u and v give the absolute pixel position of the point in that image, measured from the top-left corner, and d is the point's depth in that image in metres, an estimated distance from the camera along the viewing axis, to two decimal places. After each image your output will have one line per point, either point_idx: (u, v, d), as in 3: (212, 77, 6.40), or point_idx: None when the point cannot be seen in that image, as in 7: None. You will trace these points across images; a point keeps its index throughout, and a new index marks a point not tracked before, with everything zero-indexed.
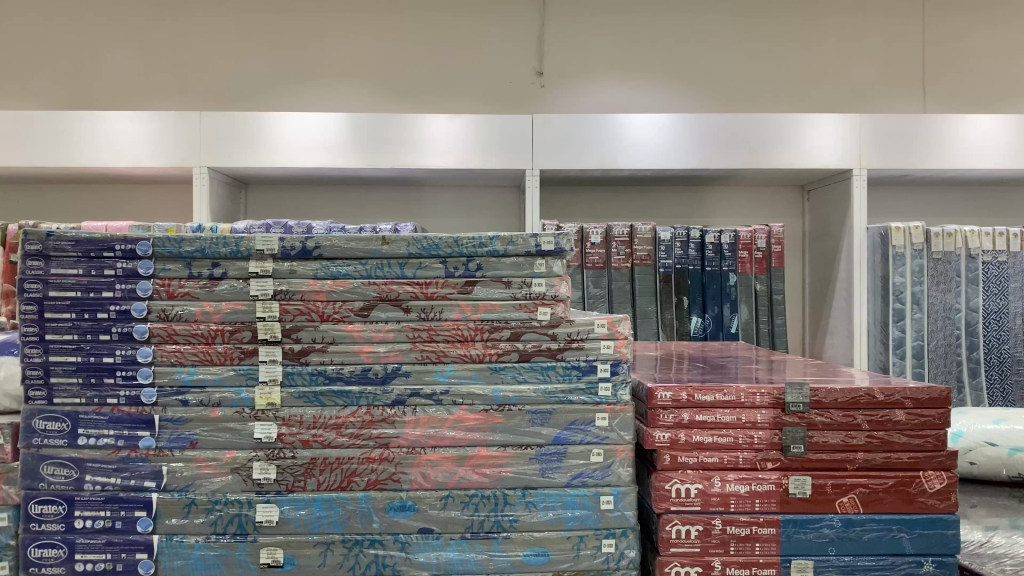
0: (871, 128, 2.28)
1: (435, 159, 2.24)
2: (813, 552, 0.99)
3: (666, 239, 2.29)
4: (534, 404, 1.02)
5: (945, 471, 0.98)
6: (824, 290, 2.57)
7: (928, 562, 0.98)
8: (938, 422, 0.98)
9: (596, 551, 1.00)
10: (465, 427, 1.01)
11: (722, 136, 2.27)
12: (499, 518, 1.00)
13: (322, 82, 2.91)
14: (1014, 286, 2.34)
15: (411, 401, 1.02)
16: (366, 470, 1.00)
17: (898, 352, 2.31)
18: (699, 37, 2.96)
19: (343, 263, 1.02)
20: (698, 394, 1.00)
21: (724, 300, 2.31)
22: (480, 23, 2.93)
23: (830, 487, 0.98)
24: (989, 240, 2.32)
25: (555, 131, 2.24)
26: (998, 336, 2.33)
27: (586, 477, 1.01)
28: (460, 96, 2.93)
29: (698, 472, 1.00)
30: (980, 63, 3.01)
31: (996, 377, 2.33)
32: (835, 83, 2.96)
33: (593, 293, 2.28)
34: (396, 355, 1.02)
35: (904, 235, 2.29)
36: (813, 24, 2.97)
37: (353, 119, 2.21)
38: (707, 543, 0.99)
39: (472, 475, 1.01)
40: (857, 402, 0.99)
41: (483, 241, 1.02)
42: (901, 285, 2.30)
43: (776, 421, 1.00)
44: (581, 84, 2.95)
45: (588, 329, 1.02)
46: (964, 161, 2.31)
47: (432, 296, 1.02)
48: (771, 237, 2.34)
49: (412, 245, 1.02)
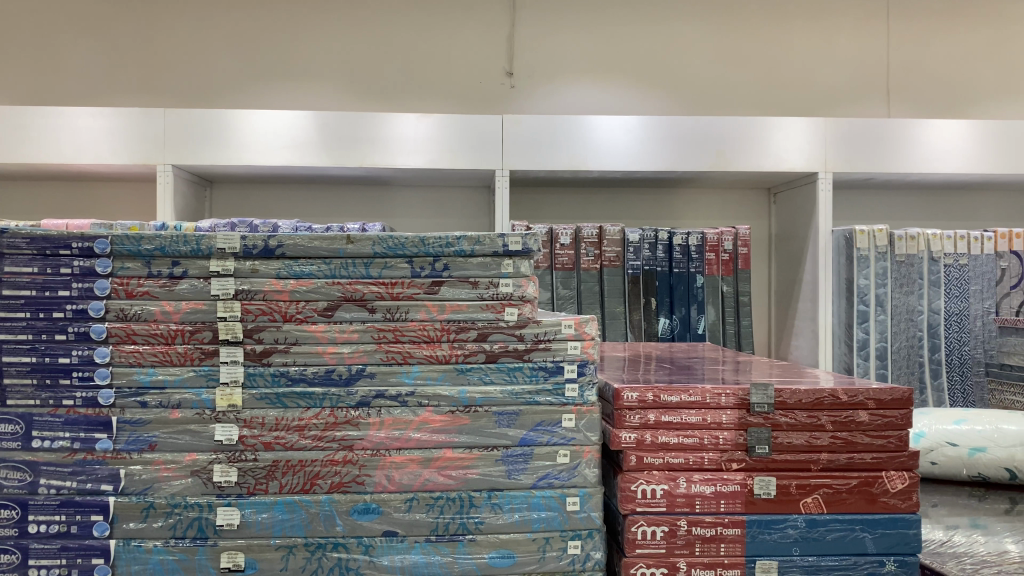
0: (836, 132, 2.31)
1: (406, 159, 2.23)
2: (777, 552, 0.99)
3: (634, 240, 2.30)
4: (500, 405, 1.01)
5: (907, 471, 1.00)
6: (790, 291, 2.60)
7: (890, 562, 0.99)
8: (901, 423, 0.99)
9: (562, 553, 1.00)
10: (431, 429, 1.00)
11: (689, 139, 2.29)
12: (464, 521, 0.99)
13: (290, 81, 2.87)
14: (973, 288, 2.38)
15: (375, 403, 1.01)
16: (330, 472, 0.99)
17: (862, 354, 2.33)
18: (669, 41, 2.97)
19: (306, 262, 1.00)
20: (664, 395, 1.00)
21: (691, 301, 2.32)
22: (450, 24, 2.92)
23: (795, 487, 0.99)
24: (950, 243, 2.36)
25: (525, 132, 2.24)
26: (959, 338, 2.36)
27: (552, 478, 1.01)
28: (429, 96, 2.91)
29: (664, 472, 1.00)
30: (944, 68, 3.06)
31: (957, 378, 2.36)
32: (801, 86, 3.00)
33: (562, 293, 2.28)
34: (361, 356, 1.00)
35: (868, 238, 2.33)
36: (780, 29, 3.00)
37: (321, 117, 2.19)
38: (673, 544, 0.99)
39: (437, 477, 1.00)
40: (821, 403, 0.99)
41: (450, 241, 1.00)
42: (865, 286, 2.33)
43: (741, 421, 1.00)
44: (550, 85, 2.95)
45: (555, 330, 1.01)
46: (927, 165, 2.34)
47: (398, 296, 1.01)
48: (737, 238, 2.35)
49: (377, 244, 1.00)
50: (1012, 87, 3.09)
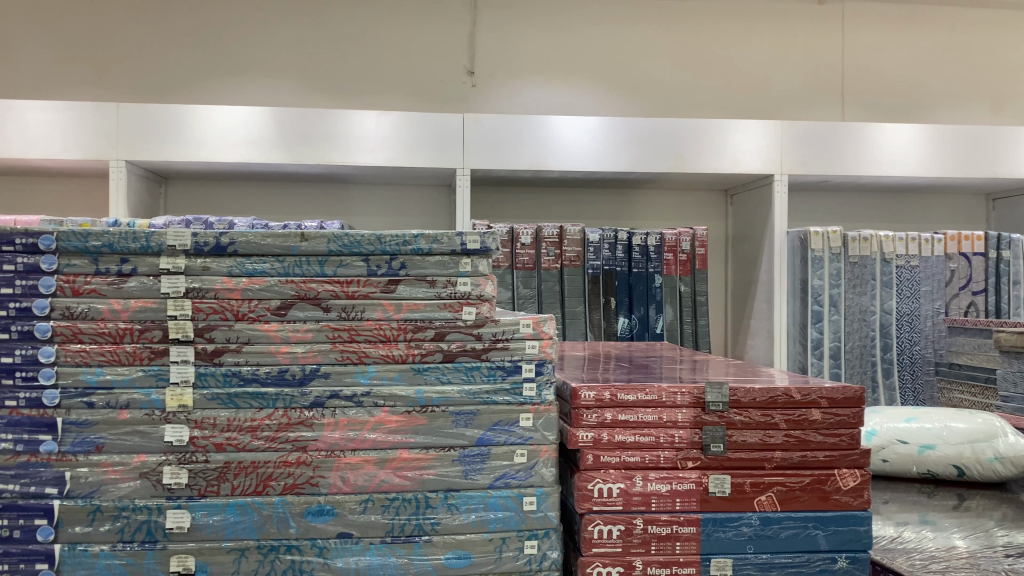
0: (792, 136, 2.34)
1: (365, 157, 2.20)
2: (731, 550, 1.00)
3: (594, 240, 2.30)
4: (457, 405, 1.00)
5: (859, 469, 1.01)
6: (746, 291, 2.63)
7: (842, 558, 1.00)
8: (853, 421, 1.01)
9: (519, 553, 0.99)
10: (386, 430, 0.99)
11: (649, 139, 2.30)
12: (420, 522, 0.98)
13: (248, 76, 2.83)
14: (924, 289, 2.43)
15: (330, 403, 0.99)
16: (283, 474, 0.97)
17: (817, 353, 2.37)
18: (629, 43, 2.99)
19: (260, 260, 0.99)
20: (621, 394, 1.00)
21: (649, 301, 2.33)
22: (411, 22, 2.90)
23: (749, 486, 1.00)
24: (902, 244, 2.41)
25: (486, 131, 2.23)
26: (910, 337, 2.41)
27: (510, 478, 1.00)
28: (389, 94, 2.89)
29: (620, 471, 1.00)
30: (897, 73, 3.12)
31: (908, 377, 2.41)
32: (759, 89, 3.04)
33: (522, 293, 2.28)
34: (315, 356, 0.99)
35: (822, 239, 2.36)
36: (738, 32, 3.03)
37: (278, 113, 2.16)
38: (629, 543, 0.99)
39: (393, 478, 0.98)
40: (774, 402, 1.00)
41: (407, 239, 0.99)
42: (819, 287, 2.37)
43: (697, 420, 1.00)
44: (512, 85, 2.94)
45: (513, 329, 1.00)
46: (881, 168, 2.38)
47: (354, 295, 0.99)
48: (695, 239, 2.37)
49: (332, 242, 0.99)
50: (962, 92, 3.16)
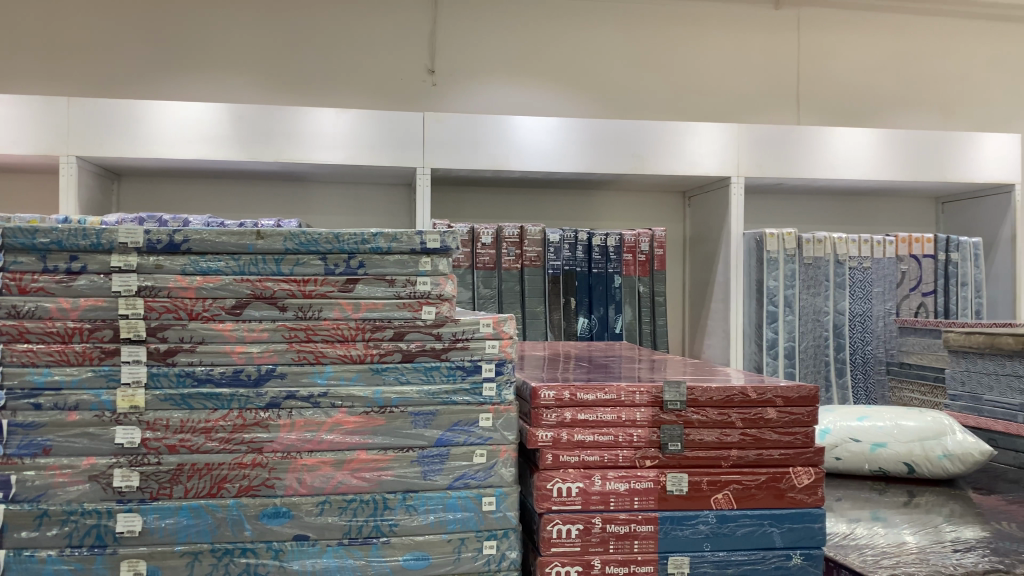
0: (749, 139, 2.37)
1: (323, 155, 2.18)
2: (688, 548, 1.00)
3: (555, 240, 2.31)
4: (416, 405, 0.99)
5: (813, 467, 1.03)
6: (703, 293, 2.66)
7: (796, 555, 1.02)
8: (807, 419, 1.02)
9: (478, 553, 0.98)
10: (344, 430, 0.97)
11: (609, 140, 2.31)
12: (378, 523, 0.97)
13: (204, 71, 2.78)
14: (876, 290, 2.48)
15: (286, 404, 0.97)
16: (237, 476, 0.95)
17: (772, 353, 2.40)
18: (589, 44, 3.00)
19: (214, 258, 0.97)
20: (580, 394, 1.01)
21: (609, 301, 2.35)
22: (370, 20, 2.88)
23: (706, 484, 1.01)
24: (855, 247, 2.46)
25: (447, 130, 2.23)
26: (862, 337, 2.46)
27: (469, 478, 0.99)
28: (349, 92, 2.86)
29: (579, 470, 1.00)
30: (850, 78, 3.18)
31: (860, 377, 2.46)
32: (717, 92, 3.08)
33: (483, 293, 2.28)
34: (271, 356, 0.97)
35: (778, 240, 2.40)
36: (697, 36, 3.07)
37: (236, 110, 2.13)
38: (588, 542, 0.99)
39: (351, 480, 0.97)
40: (731, 401, 1.02)
41: (366, 237, 0.98)
42: (775, 288, 2.40)
43: (655, 419, 1.01)
44: (472, 84, 2.94)
45: (473, 329, 0.99)
46: (835, 172, 2.43)
47: (311, 294, 0.98)
48: (654, 240, 2.39)
49: (289, 240, 0.97)
50: (912, 98, 3.23)
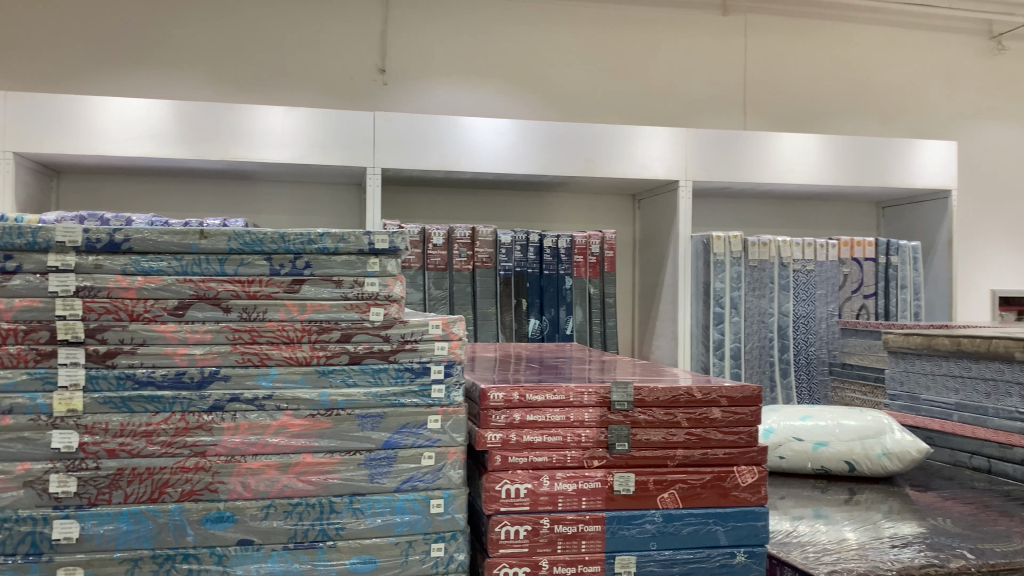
0: (697, 143, 2.41)
1: (271, 153, 2.15)
2: (635, 547, 1.01)
3: (507, 242, 2.31)
4: (363, 408, 0.97)
5: (756, 466, 1.05)
6: (652, 295, 2.69)
7: (740, 553, 1.04)
8: (751, 419, 1.04)
9: (425, 556, 0.98)
10: (290, 434, 0.96)
11: (560, 143, 2.32)
12: (324, 527, 0.95)
13: (149, 67, 2.73)
14: (819, 293, 2.54)
15: (230, 407, 0.95)
16: (180, 480, 0.93)
17: (718, 353, 2.44)
18: (541, 47, 3.02)
19: (155, 258, 0.95)
20: (529, 395, 1.01)
21: (560, 303, 2.36)
22: (320, 17, 2.86)
23: (652, 483, 1.02)
24: (798, 250, 2.51)
25: (398, 130, 2.21)
26: (805, 339, 2.52)
27: (417, 481, 0.98)
28: (299, 90, 2.83)
29: (527, 471, 1.00)
30: (795, 83, 3.25)
31: (804, 377, 2.51)
32: (666, 96, 3.12)
33: (434, 294, 2.27)
34: (215, 358, 0.95)
35: (724, 244, 2.44)
36: (647, 40, 3.10)
37: (181, 106, 2.09)
38: (536, 542, 1.00)
39: (296, 483, 0.95)
40: (677, 401, 1.03)
41: (313, 237, 0.97)
42: (721, 290, 2.44)
43: (603, 419, 1.02)
44: (424, 84, 2.93)
45: (422, 330, 0.99)
46: (779, 176, 2.48)
47: (256, 295, 0.96)
48: (604, 242, 2.41)
49: (233, 240, 0.95)
50: (855, 105, 3.31)
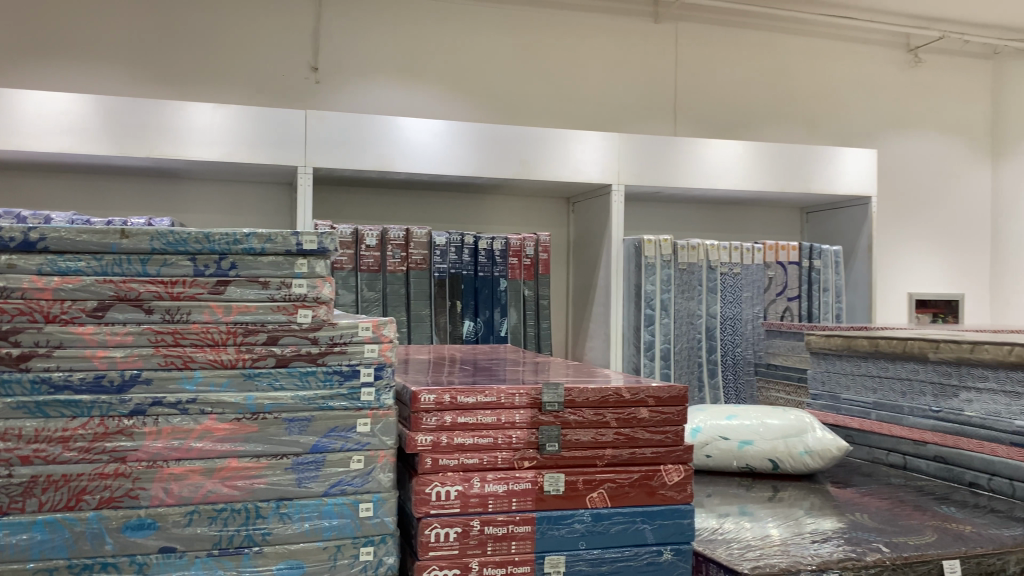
0: (629, 148, 2.44)
1: (199, 151, 2.10)
2: (564, 547, 1.02)
3: (441, 243, 2.31)
4: (291, 411, 0.96)
5: (683, 464, 1.07)
6: (586, 297, 2.72)
7: (667, 551, 1.05)
8: (677, 418, 1.07)
9: (354, 560, 0.96)
10: (214, 438, 0.94)
11: (494, 145, 2.33)
12: (250, 532, 0.93)
13: (69, 60, 2.63)
14: (745, 295, 2.60)
15: (152, 411, 0.92)
16: (98, 487, 0.90)
17: (649, 354, 2.48)
18: (477, 49, 3.02)
19: (73, 257, 0.92)
20: (460, 396, 1.01)
21: (495, 304, 2.37)
22: (251, 14, 2.80)
23: (581, 483, 1.03)
24: (726, 253, 2.58)
25: (330, 129, 2.19)
26: (732, 340, 2.58)
27: (345, 485, 0.97)
28: (228, 87, 2.77)
29: (458, 473, 1.00)
30: (725, 91, 3.33)
31: (731, 377, 2.58)
32: (599, 102, 3.16)
33: (367, 296, 2.24)
34: (136, 360, 0.92)
35: (655, 247, 2.48)
36: (581, 45, 3.14)
37: (104, 101, 2.02)
38: (466, 544, 1.00)
39: (221, 489, 0.93)
40: (606, 401, 1.05)
41: (239, 237, 0.95)
42: (652, 292, 2.48)
43: (533, 420, 1.03)
44: (357, 84, 2.90)
45: (352, 333, 0.98)
46: (708, 182, 2.53)
47: (179, 296, 0.94)
48: (538, 244, 2.43)
49: (155, 240, 0.93)
50: (782, 113, 3.41)
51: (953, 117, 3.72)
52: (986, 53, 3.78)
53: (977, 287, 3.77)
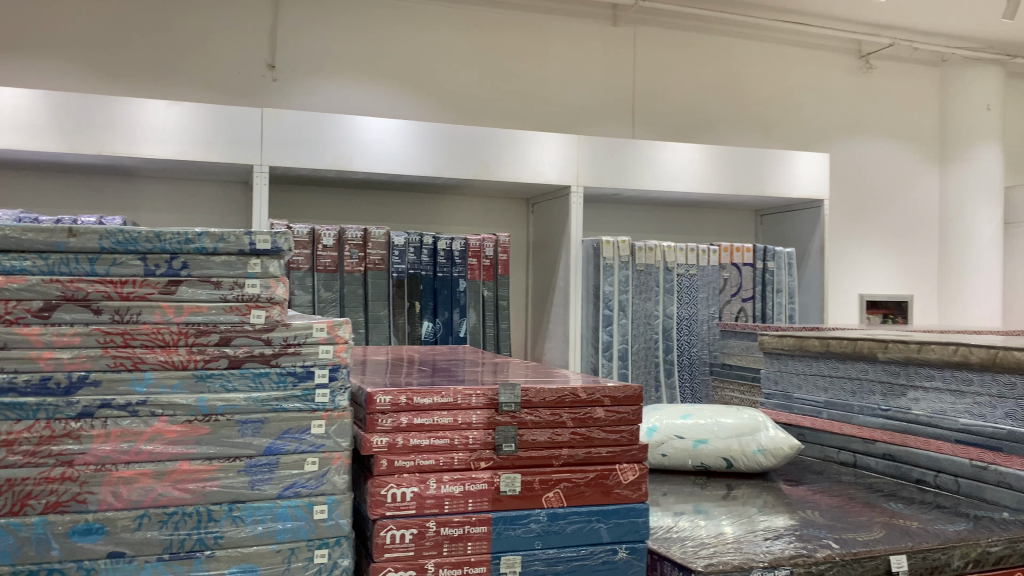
0: (588, 149, 2.46)
1: (153, 149, 2.06)
2: (520, 547, 1.02)
3: (400, 244, 2.30)
4: (244, 413, 0.95)
5: (637, 463, 1.08)
6: (544, 297, 2.73)
7: (622, 549, 1.06)
8: (632, 418, 1.08)
9: (308, 563, 0.95)
10: (165, 441, 0.92)
11: (453, 146, 2.33)
12: (202, 536, 0.92)
13: (17, 53, 2.57)
14: (701, 296, 2.64)
15: (100, 413, 0.91)
16: (44, 491, 0.88)
17: (606, 354, 2.50)
18: (436, 50, 3.02)
19: (18, 256, 0.90)
20: (416, 397, 1.01)
21: (453, 305, 2.37)
22: (207, 10, 2.76)
23: (538, 483, 1.03)
24: (682, 255, 2.61)
25: (287, 128, 2.16)
26: (689, 340, 2.61)
27: (299, 487, 0.96)
28: (181, 84, 2.73)
29: (414, 475, 1.00)
30: (682, 94, 3.37)
31: (687, 377, 2.61)
32: (559, 103, 3.18)
33: (324, 296, 2.23)
34: (84, 362, 0.90)
35: (613, 248, 2.50)
36: (540, 46, 3.15)
37: (53, 96, 1.98)
38: (421, 546, 0.99)
39: (172, 492, 0.91)
40: (562, 402, 1.05)
41: (190, 237, 0.93)
42: (609, 293, 2.50)
43: (490, 421, 1.03)
44: (315, 82, 2.87)
45: (306, 334, 0.97)
46: (665, 184, 2.56)
47: (128, 296, 0.92)
48: (498, 245, 2.43)
49: (104, 238, 0.91)
50: (737, 117, 3.46)
51: (903, 123, 3.81)
52: (934, 60, 3.88)
53: (925, 288, 3.87)
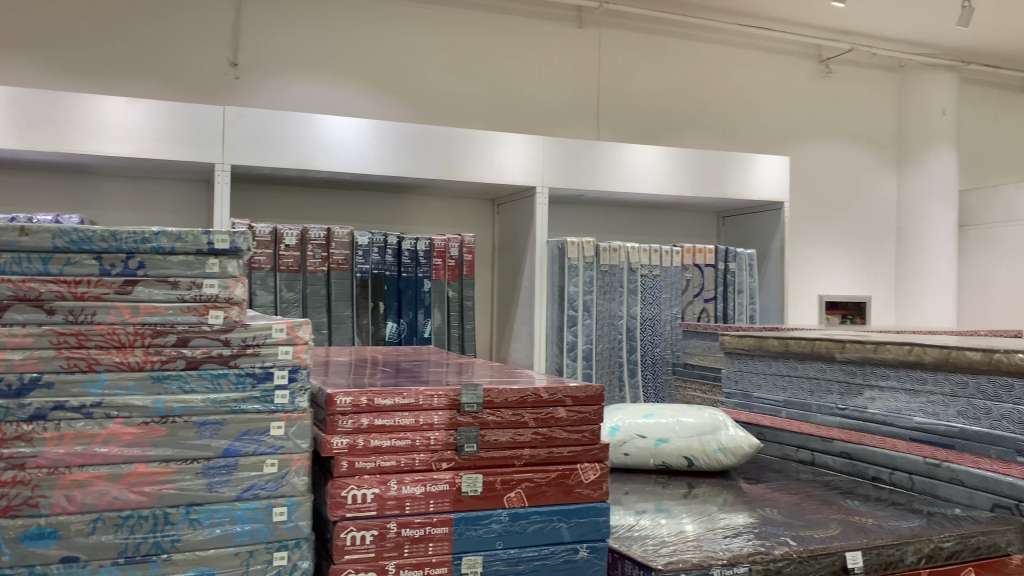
0: (552, 150, 2.47)
1: (111, 147, 2.03)
2: (481, 547, 1.03)
3: (363, 243, 2.29)
4: (201, 415, 0.93)
5: (598, 463, 1.09)
6: (509, 298, 2.74)
7: (583, 548, 1.06)
8: (593, 418, 1.08)
9: (267, 566, 0.94)
10: (120, 443, 0.91)
11: (418, 146, 2.32)
12: (158, 539, 0.91)
13: None
14: (664, 297, 2.66)
15: (53, 416, 0.89)
16: None
17: (571, 354, 2.51)
18: (401, 49, 3.01)
19: None
20: (377, 398, 1.01)
21: (418, 306, 2.36)
22: (168, 7, 2.72)
23: (499, 483, 1.04)
24: (645, 256, 2.63)
25: (249, 126, 2.14)
26: (652, 340, 2.63)
27: (258, 489, 0.94)
28: (142, 80, 2.69)
29: (375, 476, 1.00)
30: (647, 96, 3.40)
31: (650, 377, 2.63)
32: (524, 104, 3.18)
33: (286, 296, 2.21)
34: (36, 363, 0.89)
35: (578, 249, 2.51)
36: (506, 47, 3.16)
37: (6, 92, 1.94)
38: (382, 547, 0.99)
39: (128, 495, 0.90)
40: (524, 402, 1.06)
41: (147, 236, 0.92)
42: (574, 293, 2.51)
43: (452, 422, 1.03)
44: (279, 80, 2.85)
45: (264, 335, 0.96)
46: (629, 186, 2.58)
47: (83, 296, 0.91)
48: (463, 246, 2.42)
49: (58, 237, 0.90)
50: (700, 120, 3.50)
51: (862, 126, 3.88)
52: (892, 65, 3.96)
53: (883, 289, 3.95)
